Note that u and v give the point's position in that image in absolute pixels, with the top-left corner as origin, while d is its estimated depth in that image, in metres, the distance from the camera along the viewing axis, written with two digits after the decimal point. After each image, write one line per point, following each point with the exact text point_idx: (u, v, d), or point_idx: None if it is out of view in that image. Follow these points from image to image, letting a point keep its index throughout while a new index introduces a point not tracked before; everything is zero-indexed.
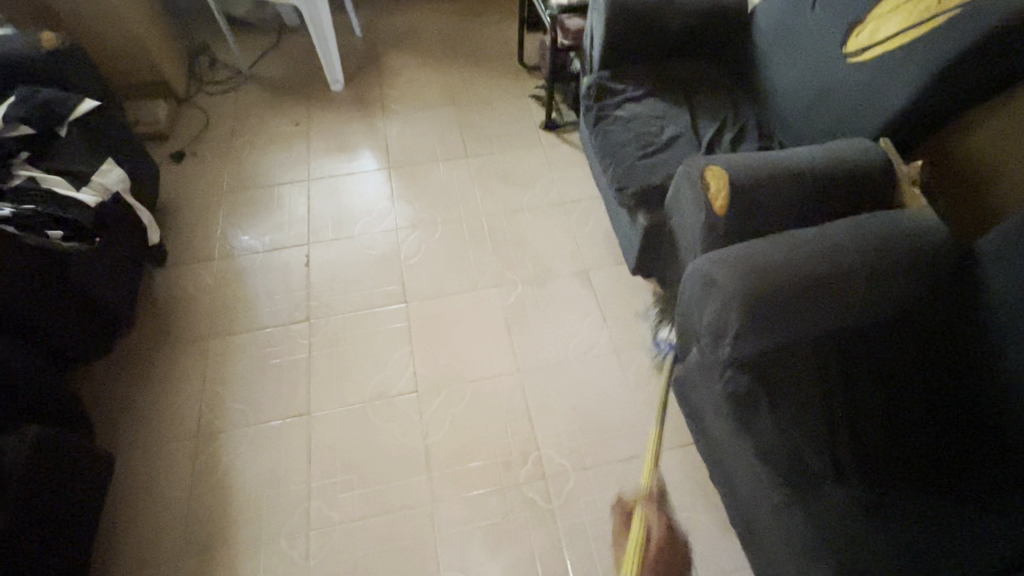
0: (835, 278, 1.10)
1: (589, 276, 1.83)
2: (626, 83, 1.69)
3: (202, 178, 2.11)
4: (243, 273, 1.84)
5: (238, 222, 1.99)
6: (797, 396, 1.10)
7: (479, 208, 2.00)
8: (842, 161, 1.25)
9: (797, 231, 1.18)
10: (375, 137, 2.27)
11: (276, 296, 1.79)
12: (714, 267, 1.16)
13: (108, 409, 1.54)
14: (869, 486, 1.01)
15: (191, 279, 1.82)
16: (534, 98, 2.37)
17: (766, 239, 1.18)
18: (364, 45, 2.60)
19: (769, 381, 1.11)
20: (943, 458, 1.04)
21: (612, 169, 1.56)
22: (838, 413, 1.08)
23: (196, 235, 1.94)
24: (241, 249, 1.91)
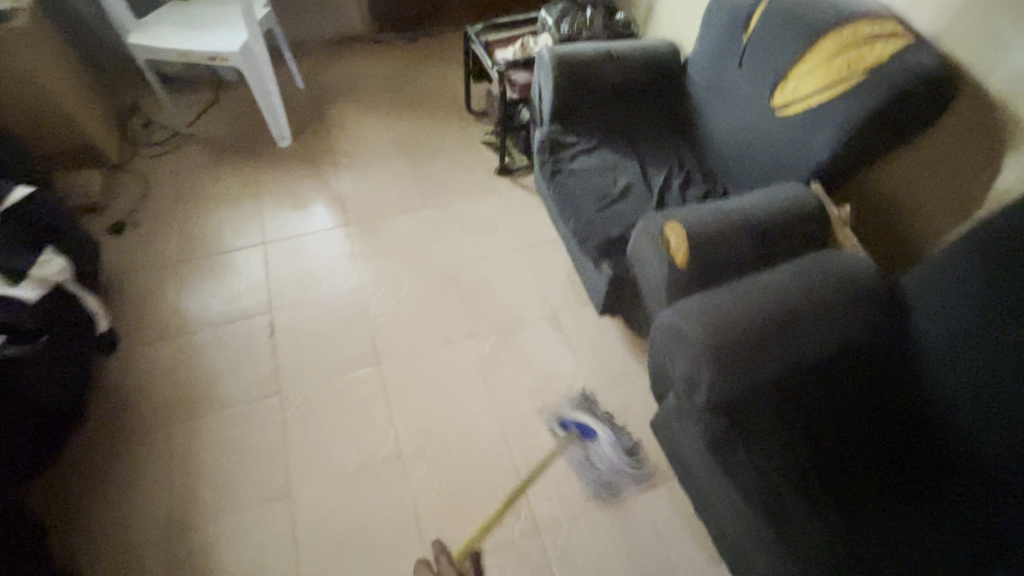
0: (788, 324, 1.21)
1: (558, 320, 1.88)
2: (576, 134, 1.77)
3: (146, 249, 2.01)
4: (202, 350, 1.76)
5: (191, 294, 1.90)
6: (767, 433, 1.19)
7: (442, 260, 2.02)
8: (781, 208, 1.38)
9: (750, 279, 1.29)
10: (328, 193, 2.24)
11: (241, 371, 1.72)
12: (681, 320, 1.25)
13: (65, 518, 1.43)
14: (839, 513, 1.10)
15: (145, 362, 1.72)
16: (485, 144, 2.42)
17: (724, 288, 1.28)
18: (308, 98, 2.57)
19: (741, 424, 1.20)
20: (897, 478, 1.16)
21: (572, 222, 1.62)
22: (805, 446, 1.18)
23: (145, 312, 1.84)
24: (197, 323, 1.82)
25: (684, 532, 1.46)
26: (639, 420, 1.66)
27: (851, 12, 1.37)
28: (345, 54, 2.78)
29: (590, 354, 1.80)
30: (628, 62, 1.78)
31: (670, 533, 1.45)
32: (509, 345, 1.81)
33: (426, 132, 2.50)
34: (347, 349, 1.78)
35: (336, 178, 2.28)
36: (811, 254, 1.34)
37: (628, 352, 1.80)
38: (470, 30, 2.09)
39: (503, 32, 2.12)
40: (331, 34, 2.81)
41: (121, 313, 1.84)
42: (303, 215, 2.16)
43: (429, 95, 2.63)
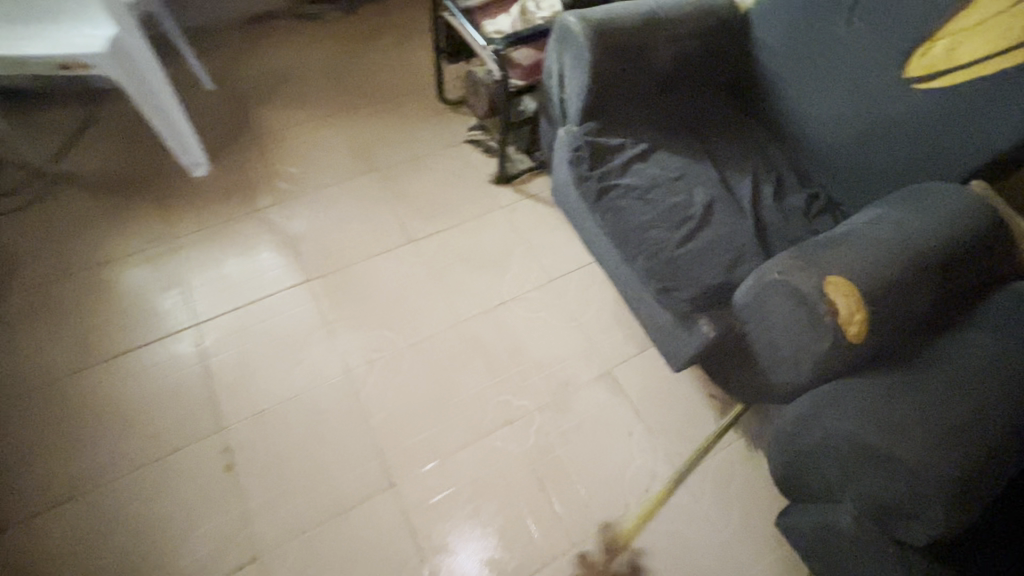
0: None
1: (614, 376, 1.45)
2: (621, 135, 1.29)
3: (23, 358, 1.40)
4: (135, 507, 1.23)
5: (103, 418, 1.33)
6: None
7: (450, 315, 1.53)
8: (956, 231, 0.99)
9: (949, 352, 0.90)
10: (275, 233, 1.66)
11: (201, 530, 1.21)
12: (868, 427, 0.86)
13: None
14: None
15: (54, 544, 1.18)
16: (470, 142, 1.88)
17: (921, 373, 0.88)
18: (222, 101, 1.92)
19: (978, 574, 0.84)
20: None
21: (642, 263, 1.17)
22: None
23: (38, 462, 1.27)
24: (121, 466, 1.27)
25: None
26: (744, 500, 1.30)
27: None
28: (263, 36, 2.11)
29: (666, 420, 1.39)
30: (681, 24, 1.29)
31: None
32: (562, 424, 1.38)
33: (389, 131, 1.91)
34: (349, 470, 1.30)
35: (283, 211, 1.70)
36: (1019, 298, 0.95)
37: (712, 408, 1.41)
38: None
39: None
40: (239, 9, 2.12)
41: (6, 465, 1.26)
42: (246, 271, 1.58)
43: (383, 81, 2.03)
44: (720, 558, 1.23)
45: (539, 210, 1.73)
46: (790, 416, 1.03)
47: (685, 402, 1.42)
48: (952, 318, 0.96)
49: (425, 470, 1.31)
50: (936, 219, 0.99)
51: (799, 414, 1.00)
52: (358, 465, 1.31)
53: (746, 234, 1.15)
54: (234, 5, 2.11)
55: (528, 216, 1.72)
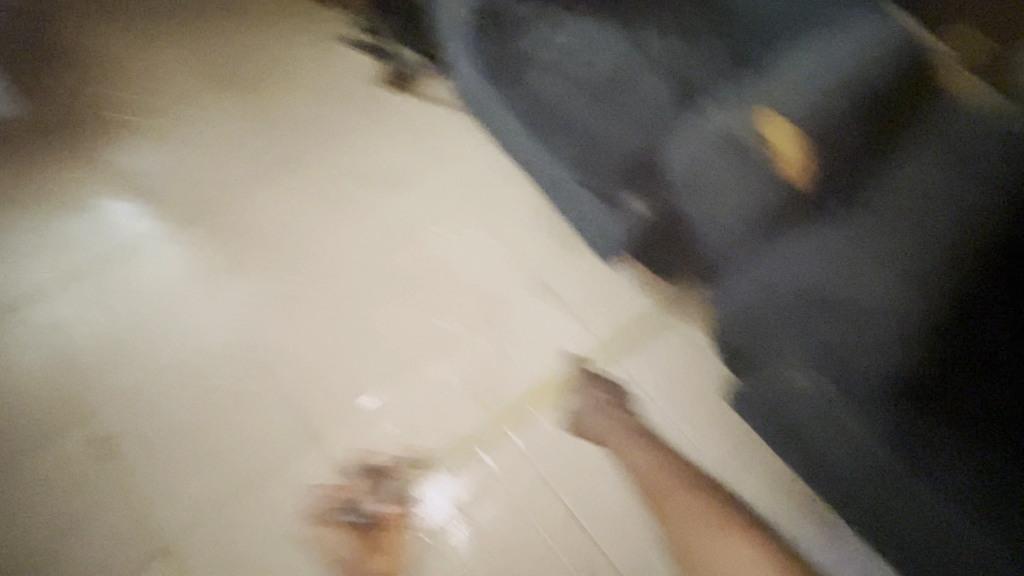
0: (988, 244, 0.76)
1: (549, 285, 1.33)
2: (522, 5, 1.15)
3: None
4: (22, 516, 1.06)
5: None
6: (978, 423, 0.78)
7: (356, 246, 1.32)
8: (893, 47, 0.86)
9: (893, 186, 0.82)
10: (124, 178, 1.34)
11: (103, 528, 1.06)
12: (815, 272, 0.83)
13: None
14: None
15: None
16: (344, 42, 1.54)
17: (867, 212, 0.82)
18: (18, 22, 1.50)
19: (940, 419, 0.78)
20: None
21: (562, 145, 1.08)
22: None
23: None
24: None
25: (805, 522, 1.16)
26: (696, 389, 1.24)
27: None
28: None
29: (609, 323, 1.30)
30: None
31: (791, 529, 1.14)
32: (499, 345, 1.26)
33: (241, 33, 1.54)
34: (265, 434, 1.13)
35: (129, 150, 1.37)
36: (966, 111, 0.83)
37: (657, 303, 1.33)
38: None
39: None
40: None
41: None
42: (95, 228, 1.28)
43: None
44: (677, 452, 1.19)
45: (442, 114, 1.49)
46: (736, 282, 0.91)
47: (627, 300, 1.32)
48: (895, 145, 0.84)
49: (352, 421, 1.15)
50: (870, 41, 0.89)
51: (747, 278, 0.90)
52: (272, 429, 1.13)
53: (668, 102, 1.07)
54: None
55: (432, 121, 1.48)
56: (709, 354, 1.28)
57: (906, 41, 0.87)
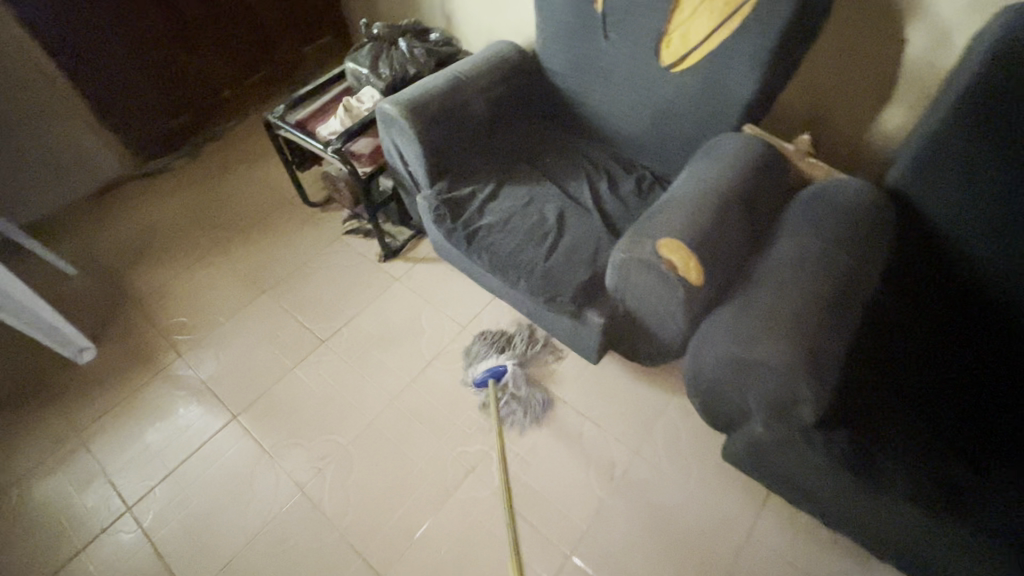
0: (844, 293, 1.03)
1: (551, 389, 1.55)
2: (468, 182, 1.45)
3: None
4: None
5: None
6: (890, 428, 1.01)
7: (384, 396, 1.57)
8: (739, 166, 1.20)
9: (762, 269, 1.08)
10: (187, 387, 1.64)
11: None
12: (735, 346, 1.00)
13: None
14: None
15: None
16: (349, 233, 1.95)
17: (748, 293, 1.06)
18: (88, 283, 1.86)
19: (861, 430, 1.00)
20: None
21: (526, 285, 1.30)
22: (932, 415, 1.02)
23: None
24: None
25: (824, 552, 1.27)
26: (699, 448, 1.43)
27: None
28: (115, 206, 2.09)
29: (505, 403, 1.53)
30: (481, 80, 1.47)
31: (811, 560, 1.26)
32: (519, 453, 1.45)
33: (267, 248, 1.94)
34: None
35: (188, 363, 1.68)
36: (797, 205, 1.18)
37: (641, 384, 1.54)
38: (270, 116, 1.63)
39: (312, 103, 1.69)
40: (84, 187, 2.09)
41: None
42: (164, 437, 1.54)
43: (248, 206, 2.06)
44: (692, 514, 1.34)
45: (433, 269, 1.83)
46: (687, 360, 1.16)
47: (621, 386, 1.54)
48: (761, 248, 1.15)
49: (408, 550, 1.33)
50: (725, 167, 1.21)
51: (693, 359, 1.13)
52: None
53: (598, 227, 1.33)
54: (75, 185, 2.06)
55: (426, 278, 1.81)
56: (695, 416, 1.48)
57: (758, 154, 1.23)
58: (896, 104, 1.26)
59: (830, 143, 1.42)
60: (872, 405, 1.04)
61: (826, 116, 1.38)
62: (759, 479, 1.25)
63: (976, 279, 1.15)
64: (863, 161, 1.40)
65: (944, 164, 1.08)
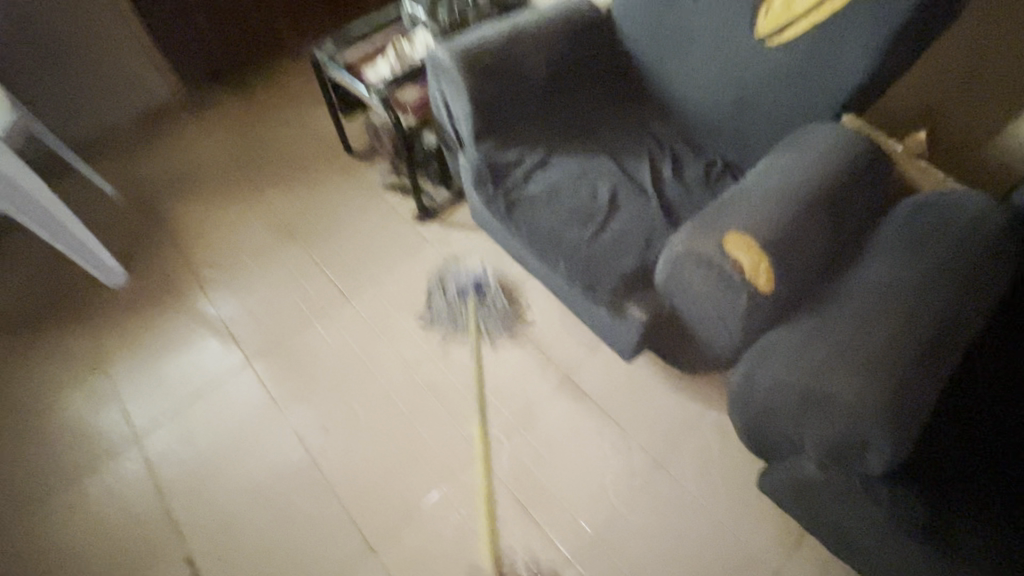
0: (944, 331, 0.85)
1: (576, 381, 1.44)
2: (516, 147, 1.32)
3: None
4: None
5: (66, 559, 1.27)
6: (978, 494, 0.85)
7: (400, 362, 1.50)
8: (833, 161, 1.03)
9: (844, 287, 0.92)
10: (208, 325, 1.62)
11: None
12: (801, 374, 0.85)
13: None
14: None
15: None
16: (388, 188, 1.86)
17: (824, 313, 0.90)
18: (128, 206, 1.86)
19: (940, 492, 0.85)
20: None
21: (563, 267, 1.18)
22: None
23: None
24: None
25: None
26: (729, 470, 1.30)
27: None
28: (163, 133, 2.07)
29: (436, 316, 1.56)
30: (546, 32, 1.32)
31: None
32: (531, 444, 1.36)
33: (303, 194, 1.88)
34: (326, 542, 1.26)
35: (211, 300, 1.66)
36: (897, 217, 1.00)
37: (675, 391, 1.40)
38: (318, 54, 1.54)
39: (363, 43, 1.59)
40: (135, 110, 2.08)
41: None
42: (179, 371, 1.53)
43: (290, 148, 2.00)
44: (712, 542, 1.22)
45: (469, 237, 1.73)
46: (735, 377, 1.00)
47: (652, 389, 1.41)
48: (846, 262, 0.98)
49: (403, 527, 1.27)
50: (813, 161, 1.03)
51: (742, 376, 0.97)
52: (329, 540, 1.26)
53: (655, 213, 1.18)
54: (127, 107, 2.06)
55: (460, 245, 1.71)
56: (730, 435, 1.34)
57: (856, 152, 1.04)
58: None
59: (945, 147, 1.21)
60: (959, 463, 0.87)
61: (947, 113, 1.16)
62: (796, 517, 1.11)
63: None
64: (982, 173, 1.19)
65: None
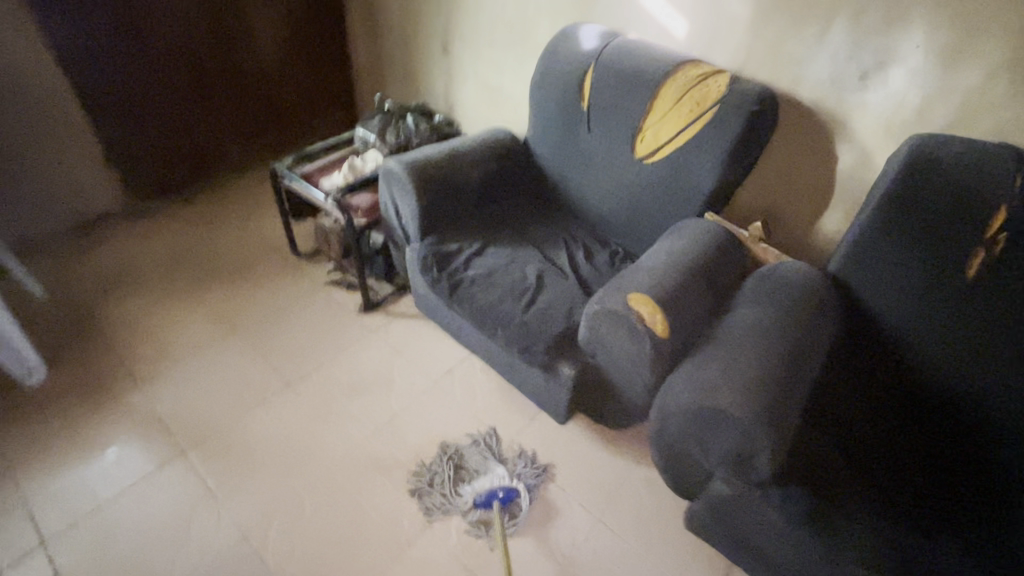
0: (793, 361, 1.11)
1: (517, 448, 1.53)
2: (457, 240, 1.56)
3: None
4: None
5: None
6: (842, 497, 1.02)
7: (345, 442, 1.53)
8: (701, 241, 1.34)
9: (722, 332, 1.18)
10: (137, 418, 1.56)
11: None
12: (673, 400, 1.11)
13: None
14: (958, 538, 0.97)
15: None
16: (333, 284, 2.00)
17: (702, 355, 1.14)
18: (56, 308, 1.83)
19: (816, 492, 1.02)
20: (967, 473, 1.08)
21: (503, 336, 1.37)
22: (880, 486, 1.04)
23: None
24: None
25: None
26: (660, 518, 1.40)
27: (672, 70, 1.46)
28: (101, 241, 2.11)
29: (467, 528, 1.37)
30: (478, 154, 1.65)
31: None
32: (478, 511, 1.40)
33: (248, 291, 1.96)
34: None
35: (142, 394, 1.62)
36: (752, 281, 1.30)
37: (606, 448, 1.54)
38: (277, 166, 1.76)
39: (318, 160, 1.84)
40: (74, 216, 2.12)
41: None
42: (97, 468, 1.44)
43: (236, 251, 2.11)
44: None
45: (410, 323, 1.87)
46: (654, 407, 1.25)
47: (587, 448, 1.53)
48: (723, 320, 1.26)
49: None
50: (687, 240, 1.35)
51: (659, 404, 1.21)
52: None
53: (575, 289, 1.43)
54: (66, 214, 2.10)
55: (403, 331, 1.84)
56: (657, 486, 1.46)
57: (719, 236, 1.36)
58: (834, 206, 1.47)
59: (782, 237, 1.61)
60: (825, 469, 1.06)
61: (777, 214, 1.58)
62: (717, 532, 1.22)
63: (920, 359, 1.22)
64: (811, 257, 1.58)
65: (915, 199, 1.15)
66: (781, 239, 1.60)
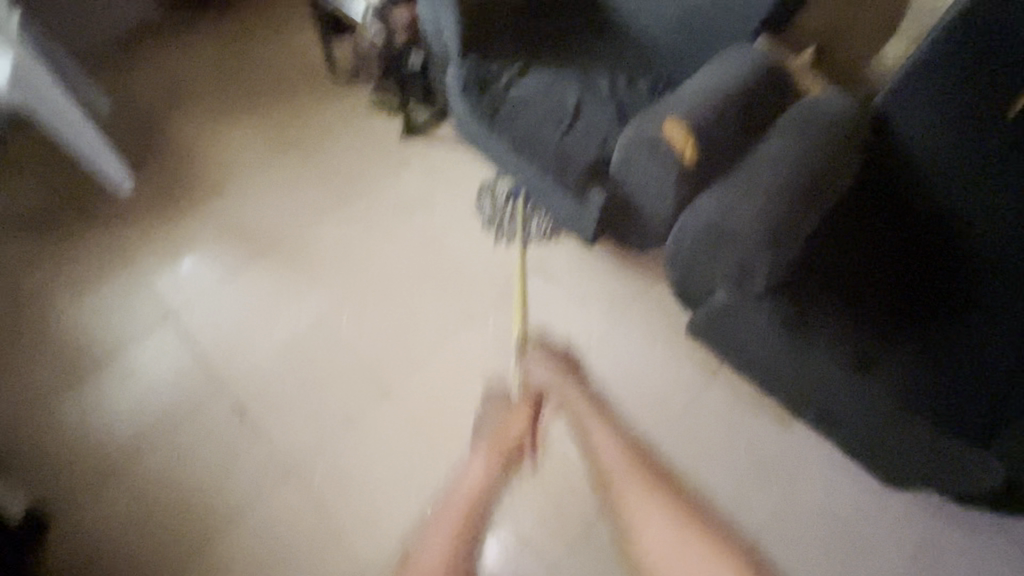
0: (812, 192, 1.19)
1: (547, 265, 1.72)
2: (498, 62, 1.55)
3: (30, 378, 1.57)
4: (174, 469, 1.45)
5: (116, 408, 1.52)
6: (825, 312, 1.20)
7: (396, 251, 1.75)
8: (748, 68, 1.31)
9: (750, 160, 1.23)
10: (218, 222, 1.80)
11: (237, 467, 1.46)
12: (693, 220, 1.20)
13: None
14: (913, 349, 1.18)
15: (111, 513, 1.41)
16: (374, 106, 2.03)
17: (729, 180, 1.20)
18: (126, 120, 1.98)
19: (806, 307, 1.19)
20: (933, 296, 1.26)
21: (538, 161, 1.45)
22: (858, 305, 1.21)
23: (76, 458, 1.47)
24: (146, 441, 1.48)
25: (754, 413, 1.52)
26: (666, 327, 1.64)
27: None
28: (148, 52, 2.14)
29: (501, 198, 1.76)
30: None
31: (744, 422, 1.52)
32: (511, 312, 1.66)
33: (296, 111, 2.03)
34: (338, 391, 1.54)
35: (218, 203, 1.84)
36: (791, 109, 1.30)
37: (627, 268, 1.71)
38: None
39: None
40: (118, 26, 2.14)
41: (38, 486, 1.45)
42: (194, 260, 1.73)
43: (278, 69, 2.12)
44: (652, 377, 1.56)
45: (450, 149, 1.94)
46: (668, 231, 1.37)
47: (611, 268, 1.71)
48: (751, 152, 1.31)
49: (410, 377, 1.56)
50: (732, 67, 1.32)
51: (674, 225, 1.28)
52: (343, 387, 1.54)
53: (612, 117, 1.47)
54: (110, 23, 2.12)
55: (443, 157, 1.93)
56: (669, 301, 1.67)
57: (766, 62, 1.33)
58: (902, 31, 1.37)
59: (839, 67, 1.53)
60: (816, 288, 1.22)
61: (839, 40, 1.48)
62: (701, 336, 1.39)
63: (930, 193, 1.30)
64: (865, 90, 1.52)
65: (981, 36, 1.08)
66: (838, 70, 1.52)
